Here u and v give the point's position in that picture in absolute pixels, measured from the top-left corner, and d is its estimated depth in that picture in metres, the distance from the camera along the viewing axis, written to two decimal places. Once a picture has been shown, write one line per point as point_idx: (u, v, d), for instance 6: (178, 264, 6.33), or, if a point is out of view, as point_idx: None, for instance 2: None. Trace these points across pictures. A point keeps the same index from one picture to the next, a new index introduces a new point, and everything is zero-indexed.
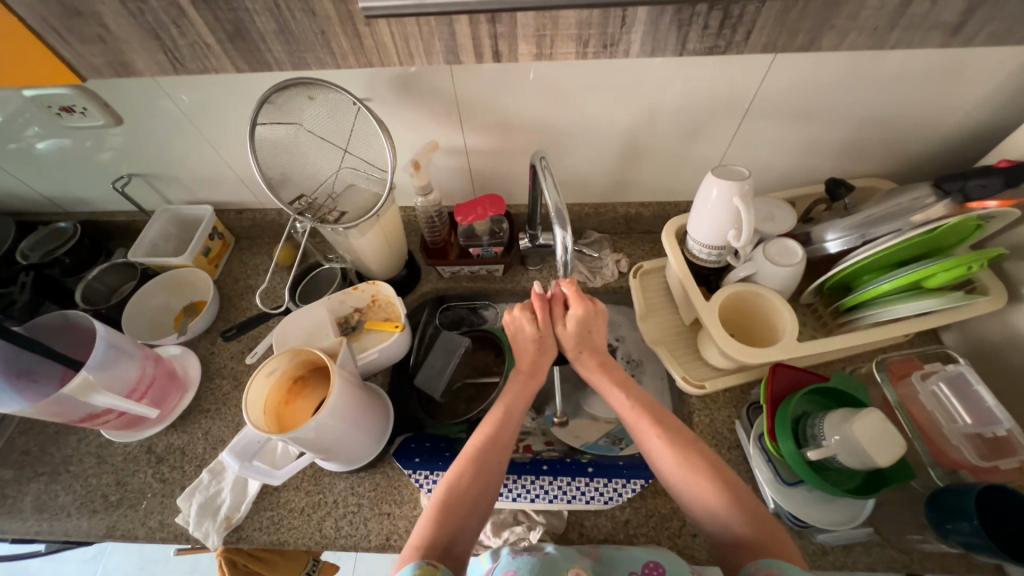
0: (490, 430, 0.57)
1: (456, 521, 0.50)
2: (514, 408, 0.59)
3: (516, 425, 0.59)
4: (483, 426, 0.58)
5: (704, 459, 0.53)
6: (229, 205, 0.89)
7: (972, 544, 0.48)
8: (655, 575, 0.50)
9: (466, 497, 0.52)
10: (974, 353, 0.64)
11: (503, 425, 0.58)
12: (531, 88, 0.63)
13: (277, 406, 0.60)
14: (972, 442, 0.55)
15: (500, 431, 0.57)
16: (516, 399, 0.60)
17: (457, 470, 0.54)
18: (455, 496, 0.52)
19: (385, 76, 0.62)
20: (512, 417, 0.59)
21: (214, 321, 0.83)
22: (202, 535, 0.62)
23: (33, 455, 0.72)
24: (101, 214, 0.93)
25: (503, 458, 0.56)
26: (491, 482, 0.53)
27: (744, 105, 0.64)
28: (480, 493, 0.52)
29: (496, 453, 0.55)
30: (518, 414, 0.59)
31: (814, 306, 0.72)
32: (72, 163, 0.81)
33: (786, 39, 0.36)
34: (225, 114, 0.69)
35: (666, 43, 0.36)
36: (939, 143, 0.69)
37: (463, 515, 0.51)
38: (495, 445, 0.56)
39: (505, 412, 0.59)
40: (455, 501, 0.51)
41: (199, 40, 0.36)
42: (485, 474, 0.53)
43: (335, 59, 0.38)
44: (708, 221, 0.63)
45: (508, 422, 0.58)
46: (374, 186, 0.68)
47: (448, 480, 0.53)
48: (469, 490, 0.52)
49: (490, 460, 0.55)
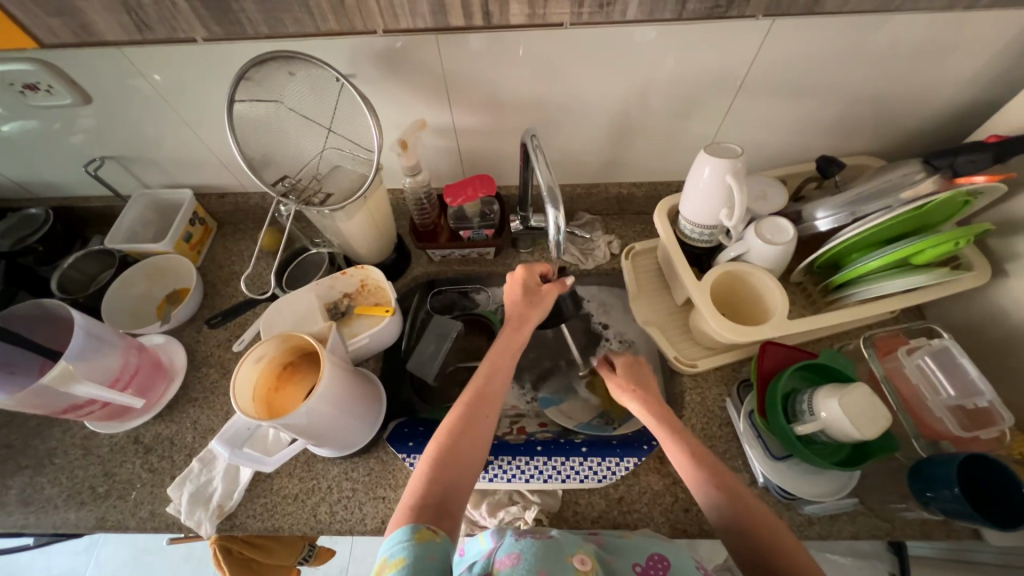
0: (476, 393, 0.57)
1: (447, 481, 0.50)
2: (500, 370, 0.59)
3: (501, 387, 0.58)
4: (467, 391, 0.58)
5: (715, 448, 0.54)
6: (210, 189, 0.86)
7: (953, 510, 0.50)
8: (658, 566, 0.51)
9: (455, 459, 0.51)
10: (958, 327, 0.65)
11: (490, 387, 0.58)
12: (521, 63, 0.61)
13: (266, 393, 0.59)
14: (954, 413, 0.56)
15: (485, 394, 0.57)
16: (500, 360, 0.60)
17: (445, 432, 0.53)
18: (445, 457, 0.51)
19: (370, 51, 0.59)
20: (498, 381, 0.59)
21: (199, 309, 0.81)
22: (195, 523, 0.61)
23: (15, 448, 0.70)
24: (74, 200, 0.90)
25: (491, 421, 0.55)
26: (479, 447, 0.53)
27: (737, 81, 0.63)
28: (469, 456, 0.52)
29: (484, 416, 0.55)
30: (503, 376, 0.59)
31: (804, 284, 0.72)
32: (40, 146, 0.78)
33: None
34: (203, 92, 0.66)
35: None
36: (929, 119, 0.69)
37: (453, 475, 0.50)
38: (483, 407, 0.56)
39: (490, 372, 0.59)
40: (445, 462, 0.51)
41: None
42: (472, 436, 0.53)
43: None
44: (700, 200, 0.63)
45: (494, 385, 0.58)
46: (361, 167, 0.66)
47: (436, 443, 0.53)
48: (459, 452, 0.52)
49: (475, 423, 0.54)
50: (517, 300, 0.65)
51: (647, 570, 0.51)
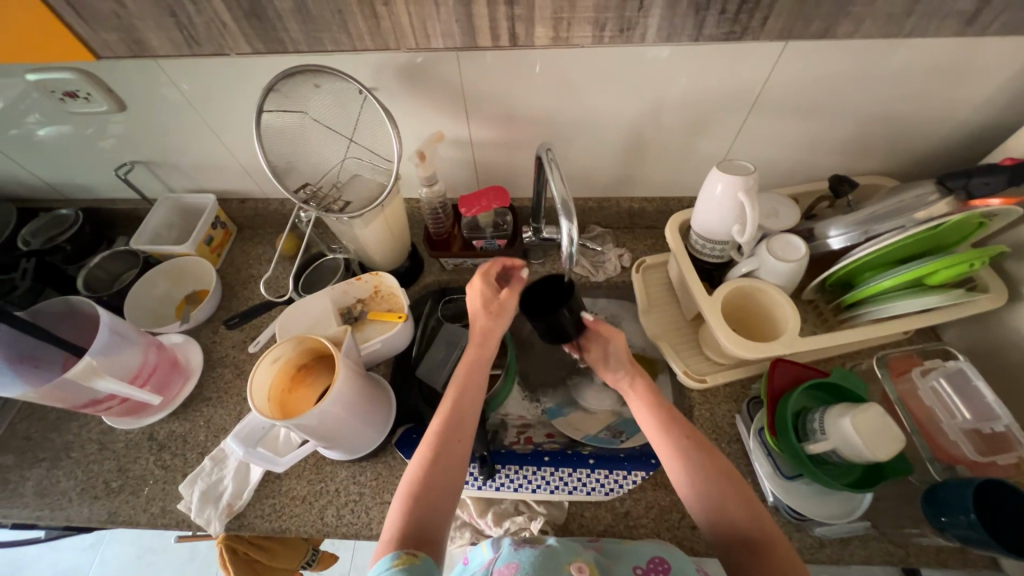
0: (447, 416, 0.56)
1: (427, 507, 0.50)
2: (468, 390, 0.58)
3: (472, 408, 0.57)
4: (442, 411, 0.57)
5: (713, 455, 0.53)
6: (232, 194, 0.89)
7: (968, 537, 0.49)
8: (659, 569, 0.51)
9: (433, 482, 0.51)
10: (973, 350, 0.65)
11: (459, 410, 0.56)
12: (538, 80, 0.63)
13: (280, 394, 0.60)
14: (970, 437, 0.55)
15: (456, 417, 0.55)
16: (468, 380, 0.59)
17: (420, 459, 0.53)
18: (421, 484, 0.51)
19: (392, 66, 0.62)
20: (469, 402, 0.57)
21: (216, 310, 0.82)
22: (204, 521, 0.62)
23: (34, 441, 0.72)
24: (102, 202, 0.93)
25: (464, 444, 0.54)
26: (454, 471, 0.52)
27: (749, 100, 0.64)
28: (445, 480, 0.52)
29: (456, 440, 0.54)
30: (472, 395, 0.58)
31: (816, 303, 0.72)
32: (74, 150, 0.81)
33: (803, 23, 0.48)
34: (232, 102, 0.69)
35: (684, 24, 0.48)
36: (943, 141, 0.69)
37: (432, 501, 0.50)
38: (455, 432, 0.55)
39: (459, 394, 0.57)
40: (424, 487, 0.51)
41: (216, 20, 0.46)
42: (444, 460, 0.52)
43: (349, 36, 0.48)
44: (712, 216, 0.64)
45: (463, 406, 0.57)
46: (379, 176, 0.68)
47: (412, 470, 0.52)
48: (434, 479, 0.51)
49: (447, 448, 0.53)
50: (479, 314, 0.62)
51: (647, 573, 0.51)
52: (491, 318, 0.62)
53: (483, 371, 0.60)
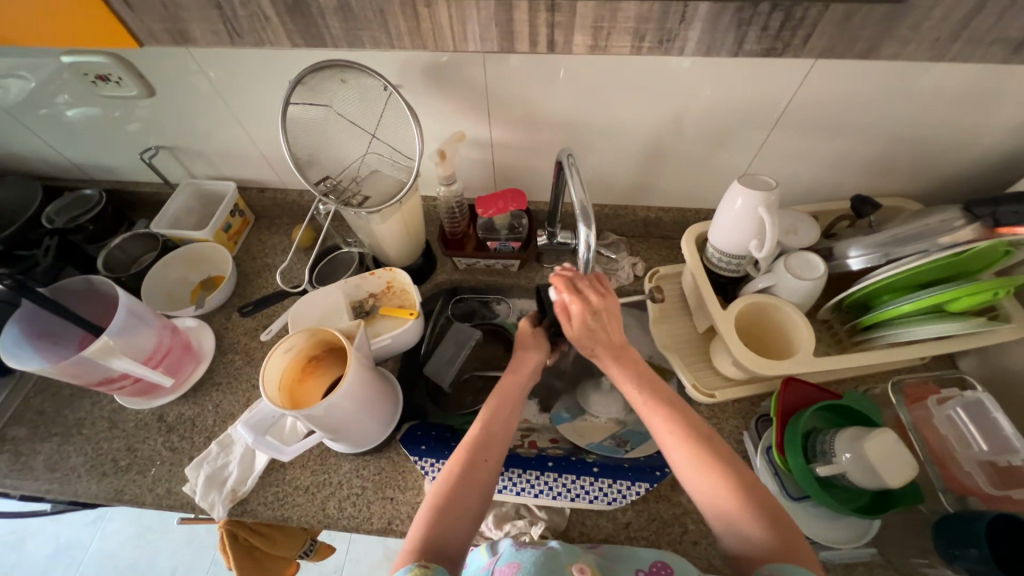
0: (477, 435, 0.56)
1: (449, 523, 0.49)
2: (501, 412, 0.58)
3: (504, 429, 0.57)
4: (474, 426, 0.57)
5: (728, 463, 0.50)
6: (251, 183, 0.90)
7: (978, 571, 0.48)
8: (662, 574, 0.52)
9: (455, 496, 0.51)
10: (991, 380, 0.63)
11: (490, 431, 0.56)
12: (562, 84, 0.63)
13: (290, 383, 0.60)
14: (985, 469, 0.54)
15: (487, 434, 0.56)
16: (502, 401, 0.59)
17: (446, 474, 0.53)
18: (446, 500, 0.51)
19: (418, 64, 0.62)
20: (500, 422, 0.57)
21: (231, 297, 0.83)
22: (208, 505, 0.63)
23: (48, 415, 0.73)
24: (125, 184, 0.95)
25: (491, 465, 0.54)
26: (478, 491, 0.52)
27: (774, 115, 0.64)
28: (468, 499, 0.51)
29: (485, 459, 0.54)
30: (505, 417, 0.58)
31: (831, 323, 0.71)
32: (101, 132, 0.83)
33: (845, 45, 0.39)
34: (257, 92, 0.69)
35: (724, 40, 0.40)
36: (970, 166, 0.68)
37: (453, 516, 0.50)
38: (484, 450, 0.54)
39: (492, 414, 0.58)
40: (445, 503, 0.51)
41: (257, 13, 0.42)
42: (472, 479, 0.52)
43: (389, 37, 0.43)
44: (731, 230, 0.63)
45: (495, 428, 0.56)
46: (399, 173, 0.69)
47: (439, 485, 0.52)
48: (458, 495, 0.51)
49: (476, 466, 0.53)
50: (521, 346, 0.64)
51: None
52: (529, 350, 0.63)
53: (517, 394, 0.60)
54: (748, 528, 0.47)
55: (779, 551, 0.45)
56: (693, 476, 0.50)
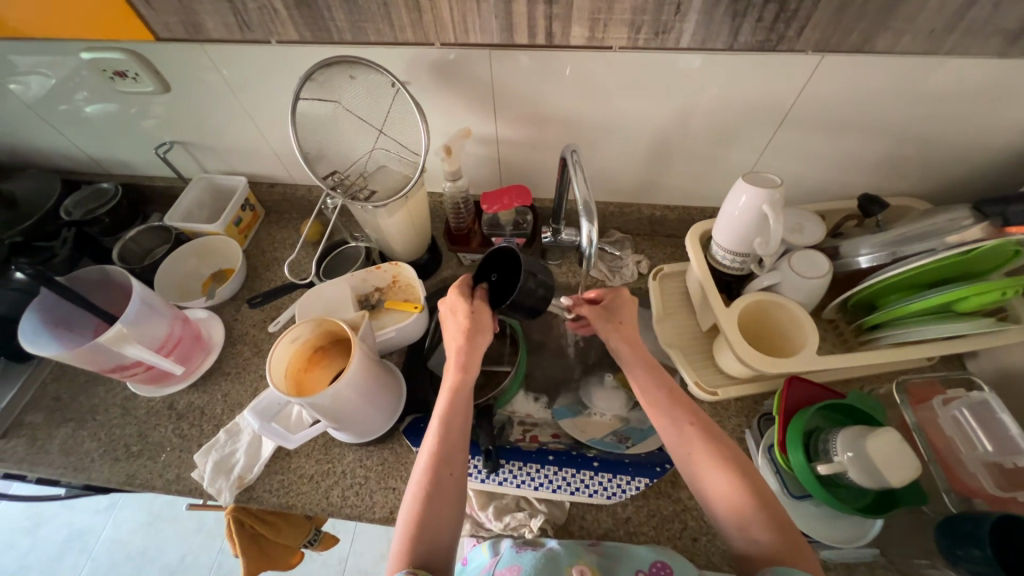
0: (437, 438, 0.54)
1: (429, 539, 0.49)
2: (454, 413, 0.56)
3: (461, 437, 0.55)
4: (429, 438, 0.55)
5: (744, 465, 0.51)
6: (262, 178, 0.92)
7: (982, 573, 0.47)
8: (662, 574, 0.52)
9: (427, 514, 0.50)
10: (999, 383, 0.62)
11: (448, 431, 0.55)
12: (568, 83, 0.63)
13: (297, 371, 0.62)
14: (990, 472, 0.53)
15: (445, 444, 0.54)
16: (452, 409, 0.56)
17: (414, 493, 0.52)
18: (420, 518, 0.50)
19: (426, 61, 0.63)
20: (455, 431, 0.55)
21: (240, 289, 0.85)
22: (215, 491, 0.64)
23: (63, 402, 0.75)
24: (141, 178, 0.97)
25: (455, 473, 0.53)
26: (450, 501, 0.52)
27: (781, 113, 0.64)
28: (442, 511, 0.51)
29: (449, 470, 0.53)
30: (459, 425, 0.56)
31: (837, 322, 0.71)
32: (118, 127, 0.85)
33: (841, 36, 0.53)
34: (269, 88, 0.71)
35: (719, 31, 0.54)
36: (982, 165, 0.67)
37: (431, 533, 0.50)
38: (447, 462, 0.53)
39: (445, 424, 0.55)
40: (419, 521, 0.50)
41: (269, 8, 0.58)
42: (441, 484, 0.52)
43: None
44: (735, 227, 0.63)
45: (454, 428, 0.55)
46: (406, 168, 0.70)
47: (408, 505, 0.51)
48: (431, 511, 0.51)
49: (444, 469, 0.53)
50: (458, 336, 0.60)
51: None
52: (474, 331, 0.59)
53: (467, 397, 0.58)
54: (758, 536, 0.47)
55: (790, 555, 0.45)
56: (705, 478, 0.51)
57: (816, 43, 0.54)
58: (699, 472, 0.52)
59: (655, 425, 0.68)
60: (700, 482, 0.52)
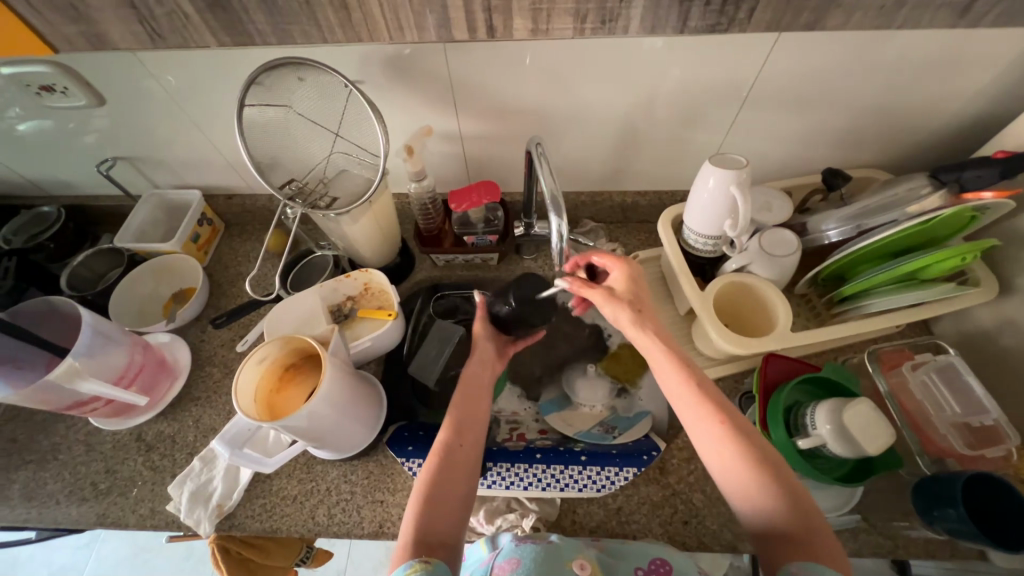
0: (454, 423, 0.55)
1: (441, 514, 0.49)
2: (471, 393, 0.59)
3: (478, 415, 0.57)
4: (448, 416, 0.56)
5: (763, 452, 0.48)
6: (218, 189, 0.87)
7: (957, 530, 0.49)
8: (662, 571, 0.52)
9: (441, 488, 0.50)
10: (964, 343, 0.65)
11: (465, 418, 0.56)
12: (528, 72, 0.61)
13: (268, 394, 0.60)
14: (959, 431, 0.55)
15: (461, 421, 0.56)
16: (468, 391, 0.59)
17: (429, 466, 0.52)
18: (433, 492, 0.50)
19: (378, 57, 0.60)
20: (472, 408, 0.57)
21: (205, 309, 0.81)
22: (194, 522, 0.62)
23: (21, 443, 0.71)
24: (86, 198, 0.91)
25: (472, 451, 0.54)
26: (465, 477, 0.52)
27: (742, 92, 0.63)
28: (455, 487, 0.51)
29: (463, 447, 0.54)
30: (477, 404, 0.58)
31: (809, 296, 0.72)
32: (54, 146, 0.79)
33: (793, 14, 0.47)
34: (214, 95, 0.67)
35: (669, 16, 0.48)
36: (938, 132, 0.68)
37: (443, 508, 0.49)
38: (461, 439, 0.54)
39: (462, 403, 0.57)
40: (433, 496, 0.50)
41: (177, 13, 0.48)
42: (456, 459, 0.53)
43: None
44: (705, 210, 0.63)
45: (471, 411, 0.57)
46: (367, 171, 0.67)
47: (423, 478, 0.52)
48: (444, 486, 0.51)
49: (458, 454, 0.53)
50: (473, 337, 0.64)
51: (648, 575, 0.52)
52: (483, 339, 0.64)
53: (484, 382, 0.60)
54: (779, 523, 0.45)
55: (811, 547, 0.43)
56: (720, 459, 0.49)
57: (768, 25, 0.49)
58: (710, 447, 0.50)
59: (641, 412, 0.69)
60: (711, 457, 0.50)
